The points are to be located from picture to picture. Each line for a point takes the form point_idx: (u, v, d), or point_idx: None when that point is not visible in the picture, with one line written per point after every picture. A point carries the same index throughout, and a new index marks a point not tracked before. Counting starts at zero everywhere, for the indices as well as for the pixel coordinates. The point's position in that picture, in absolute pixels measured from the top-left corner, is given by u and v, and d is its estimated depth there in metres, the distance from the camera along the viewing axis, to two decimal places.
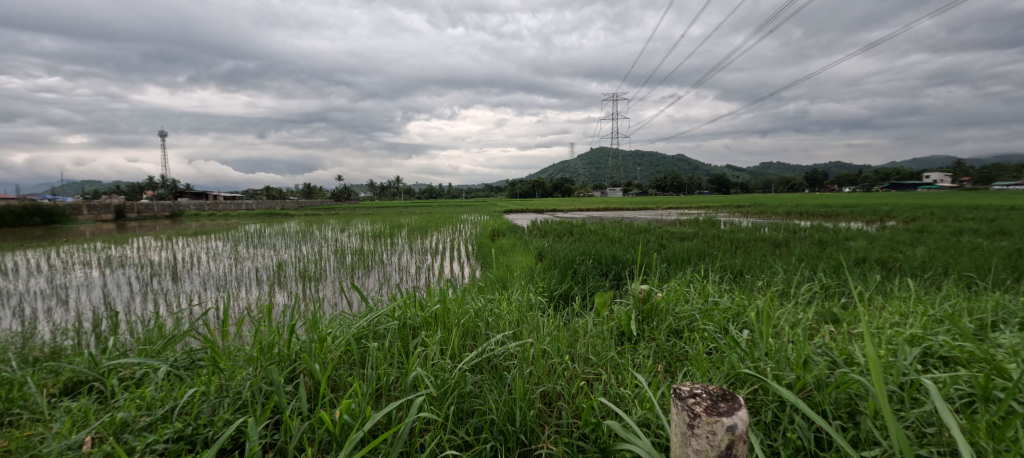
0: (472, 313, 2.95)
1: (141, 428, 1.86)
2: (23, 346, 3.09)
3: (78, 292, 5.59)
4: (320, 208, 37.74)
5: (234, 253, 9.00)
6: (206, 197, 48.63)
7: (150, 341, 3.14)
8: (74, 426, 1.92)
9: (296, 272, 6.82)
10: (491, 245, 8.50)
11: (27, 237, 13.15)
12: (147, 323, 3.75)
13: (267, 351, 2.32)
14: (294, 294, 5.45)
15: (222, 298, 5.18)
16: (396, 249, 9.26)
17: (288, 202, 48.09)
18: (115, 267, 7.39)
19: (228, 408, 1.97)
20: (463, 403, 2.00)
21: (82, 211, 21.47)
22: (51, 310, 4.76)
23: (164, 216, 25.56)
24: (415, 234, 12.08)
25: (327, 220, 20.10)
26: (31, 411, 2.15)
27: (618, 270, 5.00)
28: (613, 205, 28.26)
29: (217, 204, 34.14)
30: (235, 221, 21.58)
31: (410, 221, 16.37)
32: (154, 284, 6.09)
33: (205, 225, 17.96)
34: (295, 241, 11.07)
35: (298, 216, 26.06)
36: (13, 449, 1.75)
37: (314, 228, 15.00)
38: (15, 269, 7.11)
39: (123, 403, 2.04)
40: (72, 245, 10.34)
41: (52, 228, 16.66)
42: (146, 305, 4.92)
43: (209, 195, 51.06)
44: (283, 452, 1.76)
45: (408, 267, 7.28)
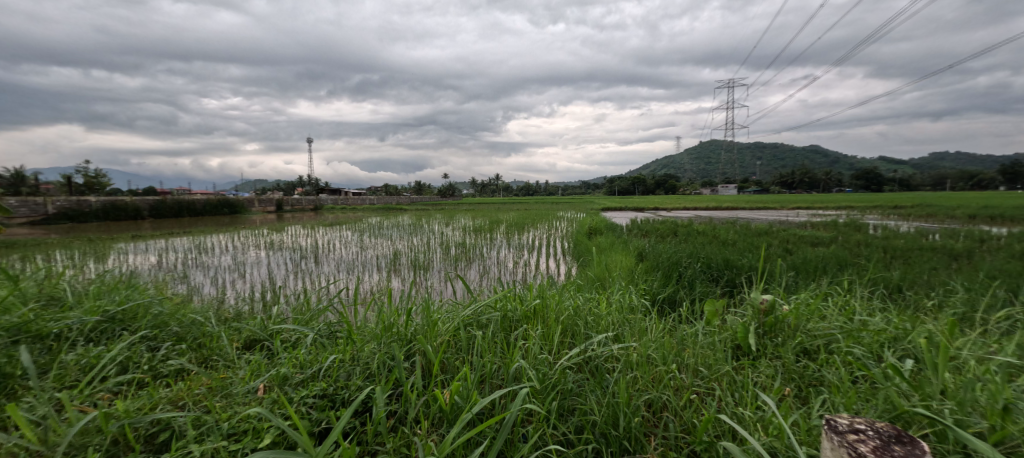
0: (571, 311, 2.93)
1: (296, 383, 2.22)
2: (216, 308, 3.93)
3: (250, 268, 6.91)
4: (431, 204, 40.82)
5: (360, 242, 10.26)
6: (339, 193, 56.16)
7: (301, 312, 3.75)
8: (251, 374, 2.38)
9: (408, 261, 7.50)
10: (588, 243, 8.34)
11: (218, 223, 16.68)
12: (297, 297, 4.48)
13: (389, 329, 2.59)
14: (407, 281, 6.00)
15: (351, 280, 5.96)
16: (495, 244, 9.61)
17: (404, 198, 53.30)
18: (275, 250, 8.97)
19: (359, 375, 2.24)
20: (564, 399, 2.00)
21: (253, 205, 26.36)
22: (233, 281, 5.97)
23: (309, 209, 30.24)
24: (512, 229, 12.43)
25: (435, 214, 21.74)
26: (224, 359, 2.72)
27: (732, 277, 4.51)
28: (725, 204, 25.83)
29: (349, 198, 39.25)
30: (362, 214, 24.65)
31: (509, 217, 16.97)
32: (301, 265, 7.23)
33: (340, 217, 20.87)
34: (407, 233, 12.19)
35: (413, 210, 28.82)
36: (215, 387, 2.24)
37: (424, 221, 16.41)
38: (210, 248, 9.08)
39: (284, 361, 2.46)
40: (247, 231, 12.83)
41: (233, 217, 20.88)
42: (296, 282, 5.86)
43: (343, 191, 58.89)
44: (402, 421, 1.95)
45: (506, 261, 7.53)
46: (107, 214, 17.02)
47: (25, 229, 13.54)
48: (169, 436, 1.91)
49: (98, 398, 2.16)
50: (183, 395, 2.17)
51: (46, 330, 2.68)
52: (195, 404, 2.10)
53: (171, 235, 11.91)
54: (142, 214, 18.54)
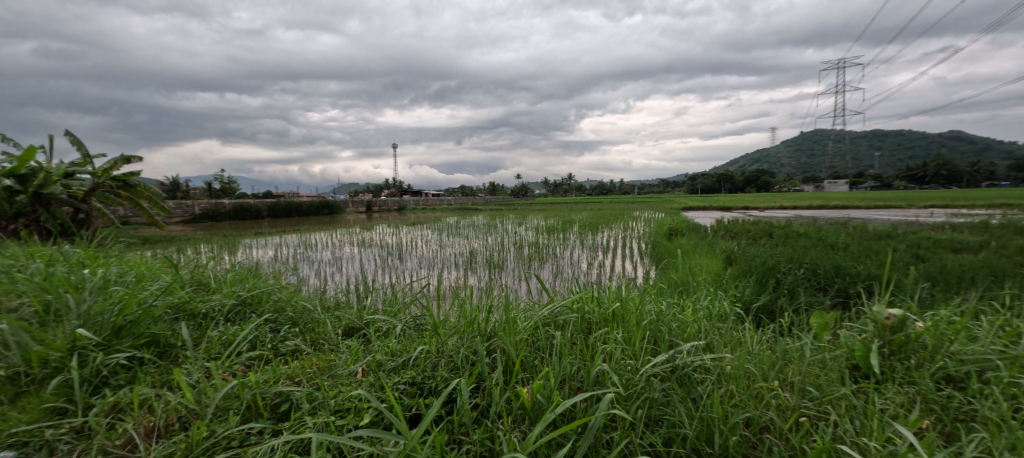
0: (653, 316, 2.81)
1: (389, 370, 2.40)
2: (320, 297, 4.42)
3: (346, 263, 7.64)
4: (506, 205, 41.62)
5: (440, 241, 10.82)
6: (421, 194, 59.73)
7: (390, 303, 4.06)
8: (351, 358, 2.62)
9: (484, 259, 7.74)
10: (667, 245, 7.92)
11: (319, 223, 18.69)
12: (386, 290, 4.86)
13: (470, 324, 2.70)
14: (483, 279, 6.21)
15: (432, 277, 6.31)
16: (568, 244, 9.54)
17: (480, 199, 55.14)
18: (366, 247, 9.81)
19: (444, 367, 2.36)
20: (650, 408, 1.92)
21: (347, 206, 29.09)
22: (332, 274, 6.65)
23: (394, 209, 32.57)
24: (587, 229, 12.23)
25: (509, 214, 22.16)
26: (327, 343, 3.04)
27: (844, 285, 3.98)
28: (830, 202, 22.89)
29: (429, 199, 41.58)
30: (441, 214, 25.95)
31: (582, 217, 16.74)
32: (388, 261, 7.83)
33: (421, 217, 22.19)
34: (482, 232, 12.60)
35: (488, 211, 29.70)
36: (322, 368, 2.51)
37: (499, 221, 16.81)
38: (313, 245, 10.21)
39: (378, 349, 2.68)
40: (343, 229, 14.22)
41: (331, 217, 23.24)
42: (384, 277, 6.36)
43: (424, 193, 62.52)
44: (485, 414, 2.02)
45: (580, 261, 7.43)
46: (235, 214, 19.93)
47: (179, 226, 16.44)
48: (288, 407, 2.18)
49: (234, 369, 2.54)
50: (298, 372, 2.46)
51: (197, 310, 3.22)
52: (307, 380, 2.38)
53: (283, 232, 13.63)
54: (262, 214, 21.46)
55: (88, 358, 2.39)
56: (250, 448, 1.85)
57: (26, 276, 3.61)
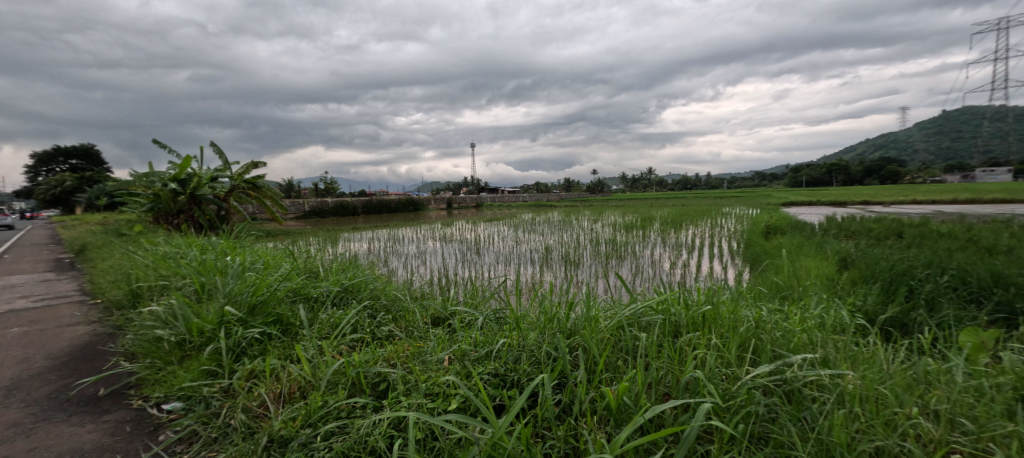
0: (752, 323, 2.57)
1: (473, 359, 2.50)
2: (409, 287, 4.74)
3: (430, 257, 8.11)
4: (579, 201, 41.14)
5: (516, 237, 10.99)
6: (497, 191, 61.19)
7: (472, 295, 4.22)
8: (437, 346, 2.78)
9: (560, 256, 7.71)
10: (764, 244, 7.21)
11: (406, 219, 20.06)
12: (468, 284, 5.07)
13: (551, 320, 2.70)
14: (560, 275, 6.20)
15: (510, 272, 6.45)
16: (649, 241, 9.12)
17: (555, 195, 55.02)
18: (447, 242, 10.30)
19: (526, 360, 2.39)
20: (752, 424, 1.76)
21: (430, 203, 30.81)
22: (418, 266, 7.11)
23: (473, 206, 33.77)
24: (670, 226, 11.58)
25: (584, 211, 21.80)
26: (416, 330, 3.25)
27: (1004, 298, 3.28)
28: (978, 195, 19.03)
29: (505, 196, 42.43)
30: (517, 210, 26.35)
31: (664, 213, 15.89)
32: (468, 256, 8.16)
33: (498, 214, 22.72)
34: (558, 229, 12.56)
35: (563, 207, 29.51)
36: (412, 353, 2.69)
37: (574, 217, 16.62)
38: (401, 239, 10.98)
39: (463, 339, 2.80)
40: (426, 225, 15.07)
41: (416, 214, 24.79)
42: (465, 270, 6.64)
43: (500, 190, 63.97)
44: (568, 411, 2.00)
45: (662, 260, 7.08)
46: (335, 211, 22.19)
47: (292, 223, 18.79)
48: (385, 386, 2.38)
49: (339, 348, 2.83)
50: (393, 355, 2.66)
51: (308, 294, 3.65)
52: (401, 363, 2.56)
53: (375, 227, 14.89)
54: (357, 211, 23.60)
55: (232, 332, 2.97)
56: (354, 421, 2.05)
57: (188, 261, 4.45)
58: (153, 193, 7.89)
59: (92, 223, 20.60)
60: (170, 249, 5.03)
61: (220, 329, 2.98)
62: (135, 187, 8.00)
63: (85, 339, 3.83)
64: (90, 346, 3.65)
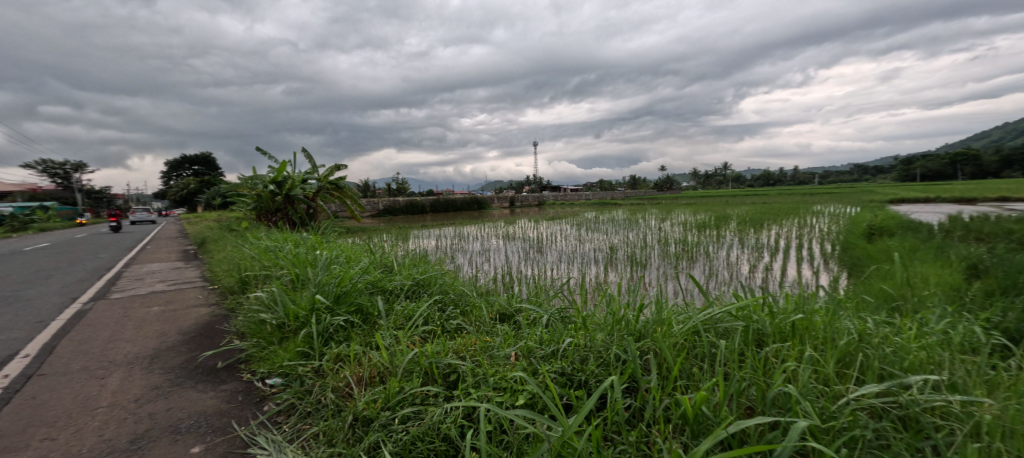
0: (850, 337, 2.33)
1: (540, 357, 2.53)
2: (476, 284, 4.89)
3: (494, 254, 8.29)
4: (644, 198, 39.65)
5: (580, 235, 10.86)
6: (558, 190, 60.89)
7: (537, 293, 4.26)
8: (504, 342, 2.84)
9: (626, 256, 7.50)
10: (862, 248, 6.46)
11: (470, 217, 20.67)
12: (533, 282, 5.11)
13: (619, 322, 2.64)
14: (626, 276, 6.04)
15: (574, 271, 6.40)
16: (724, 242, 8.56)
17: (618, 193, 53.53)
18: (509, 240, 10.46)
19: (594, 361, 2.37)
20: (854, 450, 1.60)
21: (492, 201, 31.54)
22: (483, 263, 7.30)
23: (534, 204, 33.89)
24: (747, 226, 10.79)
25: (651, 209, 20.96)
26: (483, 325, 3.36)
27: None
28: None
29: (566, 194, 42.08)
30: (579, 209, 26.03)
31: (740, 212, 14.82)
32: (531, 254, 8.22)
33: (560, 212, 22.58)
34: (623, 228, 12.23)
35: (627, 205, 28.61)
36: (481, 348, 2.78)
37: (640, 216, 16.06)
38: (467, 237, 11.35)
39: (529, 337, 2.84)
40: (489, 223, 15.41)
41: (478, 213, 25.39)
42: (528, 269, 6.70)
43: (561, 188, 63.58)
44: (640, 416, 1.95)
45: (739, 263, 6.61)
46: (404, 209, 23.43)
47: (367, 221, 20.17)
48: (456, 377, 2.48)
49: (413, 339, 3.00)
50: (462, 348, 2.77)
51: (385, 287, 3.91)
52: (470, 356, 2.66)
53: (442, 225, 15.50)
54: (424, 209, 24.71)
55: (322, 319, 3.29)
56: (429, 408, 2.17)
57: (285, 254, 4.97)
58: (257, 193, 8.92)
59: (203, 220, 23.62)
60: (270, 243, 5.66)
61: (312, 315, 3.31)
62: (241, 189, 9.09)
63: (206, 318, 4.46)
64: (209, 324, 4.22)
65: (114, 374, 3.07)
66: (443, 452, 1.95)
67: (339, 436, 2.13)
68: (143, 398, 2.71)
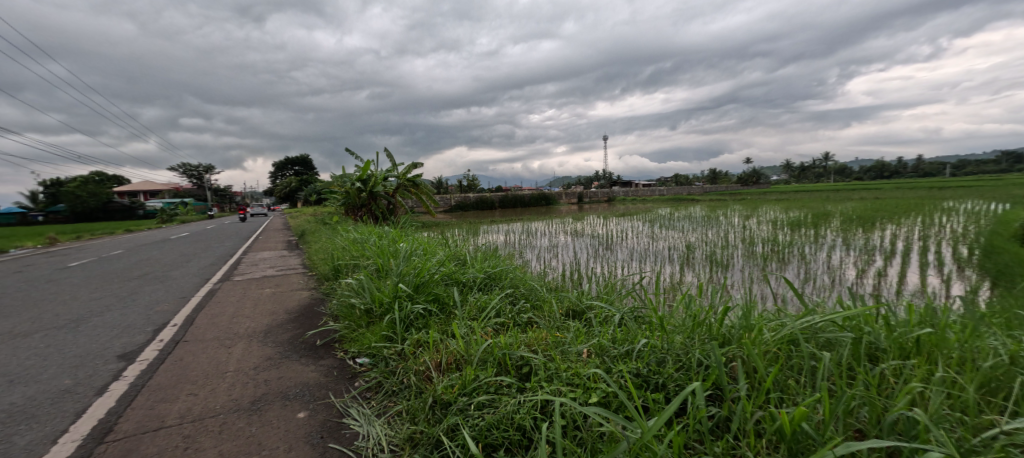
0: (995, 360, 1.95)
1: (614, 356, 2.46)
2: (545, 279, 4.90)
3: (563, 251, 8.24)
4: (726, 194, 36.77)
5: (653, 233, 10.39)
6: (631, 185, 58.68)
7: (608, 291, 4.16)
8: (576, 339, 2.81)
9: (705, 255, 7.03)
10: (1007, 255, 5.39)
11: (538, 213, 20.76)
12: (603, 279, 4.99)
13: (701, 325, 2.47)
14: (703, 276, 5.66)
15: (646, 270, 6.14)
16: (822, 243, 7.65)
17: (697, 187, 50.22)
18: (578, 236, 10.31)
19: (672, 364, 2.24)
20: None
21: (560, 197, 31.37)
22: (551, 259, 7.30)
23: (604, 200, 33.08)
24: (851, 225, 9.52)
25: (734, 206, 19.37)
26: (553, 320, 3.36)
27: None
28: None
29: (639, 190, 40.40)
30: (652, 205, 24.90)
31: (842, 209, 13.13)
32: (600, 251, 8.04)
33: (632, 208, 21.77)
34: (701, 225, 11.47)
35: (706, 201, 26.75)
36: (553, 342, 2.77)
37: (721, 213, 14.93)
38: (536, 232, 11.42)
39: (603, 335, 2.78)
40: (557, 219, 15.31)
41: (547, 208, 25.38)
42: (598, 266, 6.56)
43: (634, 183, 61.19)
44: (726, 426, 1.82)
45: (840, 266, 5.87)
46: (476, 205, 24.17)
47: (441, 216, 21.15)
48: (528, 370, 2.51)
49: (486, 330, 3.09)
50: (534, 342, 2.79)
51: (460, 279, 4.08)
52: (542, 351, 2.67)
53: (512, 221, 15.75)
54: (494, 205, 25.27)
55: (403, 306, 3.52)
56: (503, 398, 2.22)
57: (370, 245, 5.39)
58: (345, 191, 9.79)
59: (302, 215, 26.43)
60: (358, 236, 6.17)
61: (394, 302, 3.56)
62: (333, 187, 10.04)
63: (306, 300, 5.00)
64: (309, 306, 4.73)
65: (238, 345, 3.57)
66: (517, 442, 1.98)
67: (421, 415, 2.27)
68: (259, 366, 3.12)
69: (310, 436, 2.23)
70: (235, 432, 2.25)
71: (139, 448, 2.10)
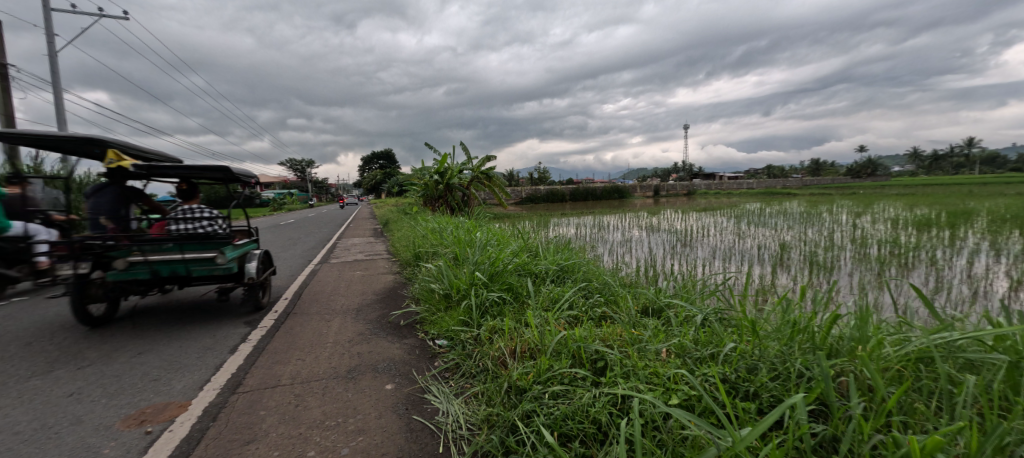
0: None
1: (696, 359, 2.31)
2: (619, 274, 4.76)
3: (637, 246, 7.92)
4: (831, 188, 32.59)
5: (739, 230, 9.56)
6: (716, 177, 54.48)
7: (688, 289, 3.92)
8: (654, 338, 2.69)
9: (802, 256, 6.31)
10: None
11: (611, 206, 20.15)
12: (682, 278, 4.71)
13: (801, 332, 2.21)
14: (799, 280, 5.08)
15: (730, 270, 5.67)
16: (958, 247, 6.45)
17: (795, 179, 45.11)
18: (654, 231, 9.81)
19: (765, 371, 2.02)
20: None
21: (635, 190, 30.16)
22: (625, 254, 7.05)
23: (684, 194, 31.12)
24: (1000, 226, 7.90)
25: (839, 201, 17.11)
26: (628, 315, 3.25)
27: None
28: None
29: (725, 183, 37.33)
30: (738, 199, 22.95)
31: (986, 207, 10.96)
32: (679, 247, 7.59)
33: (715, 203, 20.22)
34: (798, 223, 10.30)
35: (805, 195, 23.98)
36: (629, 339, 2.68)
37: (823, 209, 13.28)
38: (609, 226, 11.11)
39: (685, 336, 2.62)
40: (632, 213, 14.72)
41: (620, 202, 24.57)
42: (675, 263, 6.20)
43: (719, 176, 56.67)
44: (833, 447, 1.60)
45: (982, 276, 4.91)
46: (548, 198, 24.16)
47: (513, 208, 21.43)
48: (603, 365, 2.46)
49: (560, 322, 3.08)
50: (609, 337, 2.72)
51: (533, 270, 4.11)
52: (618, 346, 2.60)
53: (584, 214, 15.48)
54: (566, 198, 25.04)
55: (479, 294, 3.64)
56: (577, 390, 2.20)
57: (447, 235, 5.64)
58: (424, 183, 10.31)
59: (385, 205, 28.45)
60: (436, 226, 6.50)
61: (471, 289, 3.70)
62: (413, 180, 10.61)
63: (391, 283, 5.41)
64: (394, 289, 5.11)
65: (335, 319, 3.98)
66: (591, 435, 1.95)
67: (497, 398, 2.33)
68: (353, 340, 3.44)
69: (396, 407, 2.41)
70: (335, 395, 2.52)
71: (261, 400, 2.44)
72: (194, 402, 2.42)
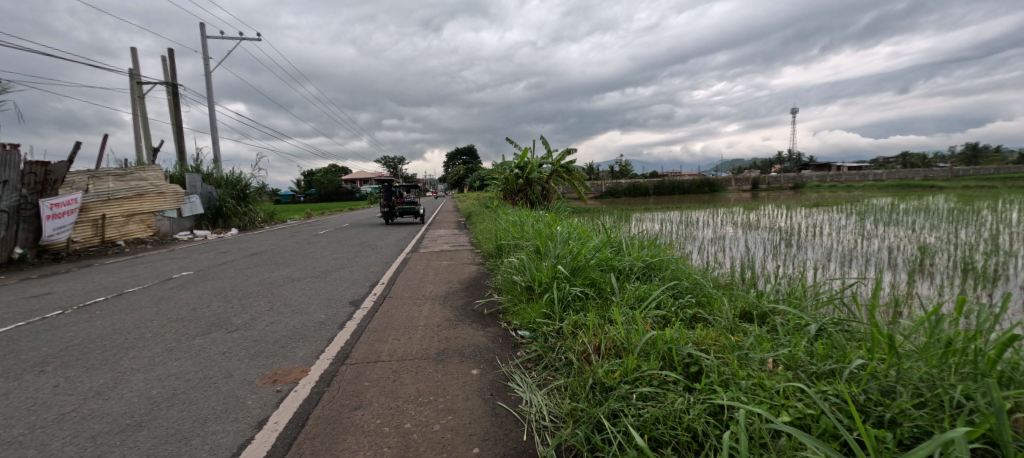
0: None
1: (813, 374, 2.03)
2: (711, 273, 4.39)
3: (732, 244, 7.24)
4: (992, 179, 26.57)
5: (861, 229, 8.25)
6: (833, 168, 47.64)
7: (795, 293, 3.48)
8: (759, 346, 2.42)
9: (951, 263, 5.22)
10: None
11: (701, 201, 18.68)
12: (788, 280, 4.17)
13: (957, 353, 1.83)
14: (947, 291, 4.21)
15: (850, 275, 4.91)
16: None
17: (941, 170, 37.59)
18: (751, 229, 8.87)
19: (906, 396, 1.70)
20: None
21: (730, 184, 27.68)
22: (718, 252, 6.49)
23: (789, 187, 27.77)
24: None
25: (1001, 196, 13.88)
26: (724, 318, 2.99)
27: None
28: None
29: (844, 174, 32.40)
30: (860, 193, 19.78)
31: None
32: (782, 247, 6.77)
33: (827, 197, 17.69)
34: (942, 222, 8.57)
35: (954, 189, 19.86)
36: (729, 346, 2.44)
37: (979, 207, 10.87)
38: (699, 222, 10.32)
39: (797, 347, 2.32)
40: (727, 209, 13.45)
41: (712, 196, 22.79)
42: (778, 265, 5.56)
43: (837, 167, 49.50)
44: None
45: None
46: (631, 192, 23.31)
47: (593, 202, 20.99)
48: (698, 370, 2.28)
49: (648, 320, 2.93)
50: (704, 341, 2.52)
51: (618, 265, 3.97)
52: (715, 352, 2.39)
53: (671, 209, 14.58)
54: (650, 193, 23.92)
55: (562, 287, 3.61)
56: (669, 394, 2.07)
57: (528, 228, 5.66)
58: (505, 177, 10.61)
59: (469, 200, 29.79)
60: (518, 219, 6.57)
61: (553, 283, 3.69)
62: (495, 173, 10.86)
63: (474, 273, 5.64)
64: (477, 279, 5.32)
65: (425, 304, 4.25)
66: (685, 443, 1.82)
67: (581, 394, 2.29)
68: (442, 325, 3.64)
69: (481, 392, 2.50)
70: (426, 375, 2.69)
71: (365, 373, 2.69)
72: (314, 368, 2.76)
